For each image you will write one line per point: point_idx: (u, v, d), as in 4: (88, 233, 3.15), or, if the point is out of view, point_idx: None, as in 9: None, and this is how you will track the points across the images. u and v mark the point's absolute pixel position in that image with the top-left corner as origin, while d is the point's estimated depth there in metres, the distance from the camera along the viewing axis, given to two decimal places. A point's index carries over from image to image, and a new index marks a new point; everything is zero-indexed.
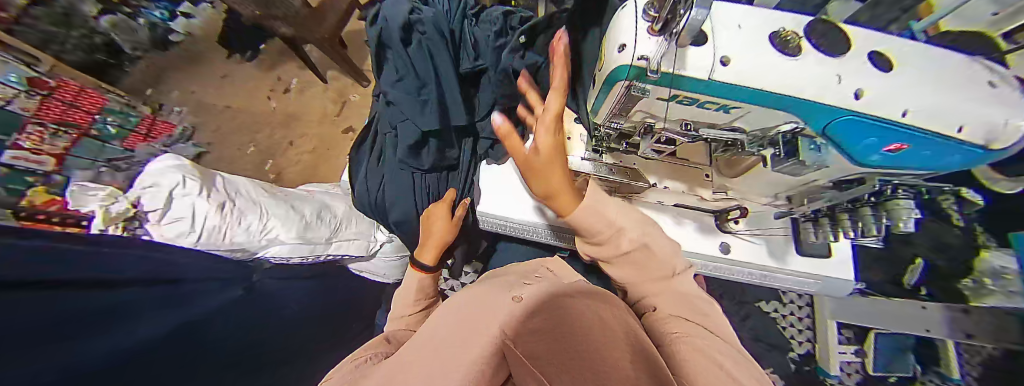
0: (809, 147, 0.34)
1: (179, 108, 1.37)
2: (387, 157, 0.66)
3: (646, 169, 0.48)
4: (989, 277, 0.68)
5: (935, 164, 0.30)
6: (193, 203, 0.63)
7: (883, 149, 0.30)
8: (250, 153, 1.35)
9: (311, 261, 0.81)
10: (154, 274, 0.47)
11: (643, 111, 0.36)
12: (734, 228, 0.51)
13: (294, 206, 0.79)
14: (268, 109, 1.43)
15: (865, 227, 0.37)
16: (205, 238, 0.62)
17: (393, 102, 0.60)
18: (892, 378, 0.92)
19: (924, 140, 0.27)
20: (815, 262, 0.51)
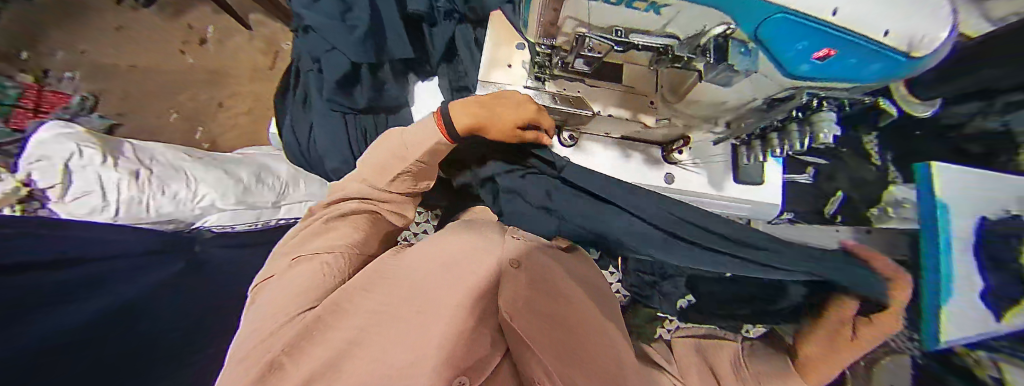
0: (738, 51, 0.27)
1: (69, 74, 1.12)
2: (314, 100, 0.63)
3: (591, 97, 0.42)
4: None
5: (863, 74, 0.25)
6: (98, 174, 0.55)
7: (811, 57, 0.24)
8: (174, 121, 1.16)
9: (259, 229, 0.74)
10: (48, 252, 0.43)
11: (573, 18, 0.29)
12: (681, 160, 0.52)
13: (228, 171, 0.71)
14: (186, 67, 1.22)
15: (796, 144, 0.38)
16: (124, 211, 0.55)
17: (314, 27, 0.57)
18: None
19: (856, 46, 0.21)
20: (751, 189, 0.53)
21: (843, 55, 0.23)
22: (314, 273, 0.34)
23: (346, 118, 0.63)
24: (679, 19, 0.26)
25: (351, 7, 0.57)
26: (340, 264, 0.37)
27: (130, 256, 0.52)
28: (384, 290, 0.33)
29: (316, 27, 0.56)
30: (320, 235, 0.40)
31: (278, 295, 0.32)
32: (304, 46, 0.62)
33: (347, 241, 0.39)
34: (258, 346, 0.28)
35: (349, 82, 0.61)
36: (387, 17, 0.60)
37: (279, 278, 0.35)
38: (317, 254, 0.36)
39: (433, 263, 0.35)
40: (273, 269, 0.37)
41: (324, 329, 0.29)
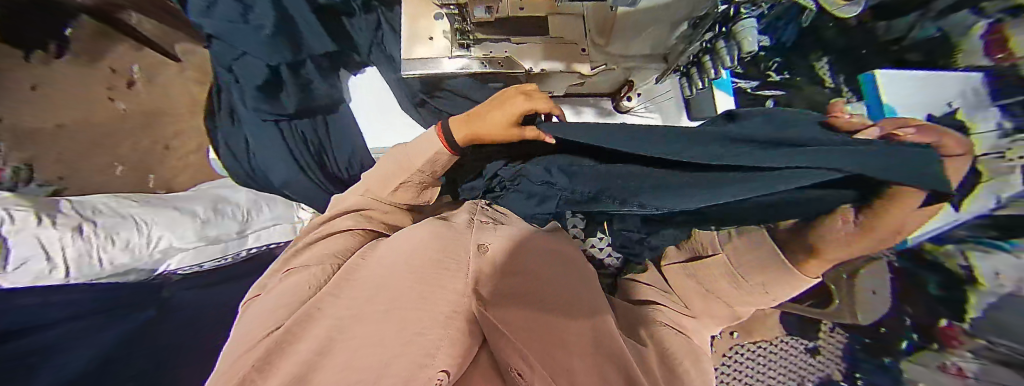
0: None
1: None
2: (241, 110, 0.72)
3: (518, 55, 0.42)
4: None
5: None
6: (38, 236, 0.52)
7: None
8: (121, 174, 1.06)
9: (232, 261, 0.76)
10: (13, 323, 0.41)
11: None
12: (630, 106, 0.58)
13: (179, 209, 0.71)
14: (118, 113, 1.12)
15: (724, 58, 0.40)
16: (78, 268, 0.54)
17: (219, 38, 0.64)
18: None
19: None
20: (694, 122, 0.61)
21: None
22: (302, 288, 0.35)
23: (279, 124, 0.73)
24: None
25: (250, 7, 0.63)
26: (323, 274, 0.38)
27: (93, 313, 0.51)
28: (355, 291, 0.33)
29: (218, 34, 0.63)
30: (306, 251, 0.43)
31: (257, 318, 0.32)
32: (219, 55, 0.68)
33: (331, 254, 0.41)
34: (240, 358, 0.27)
35: (272, 86, 0.71)
36: (298, 14, 0.68)
37: (264, 296, 0.36)
38: (299, 270, 0.38)
39: (399, 257, 0.36)
40: (264, 286, 0.39)
41: (297, 343, 0.27)
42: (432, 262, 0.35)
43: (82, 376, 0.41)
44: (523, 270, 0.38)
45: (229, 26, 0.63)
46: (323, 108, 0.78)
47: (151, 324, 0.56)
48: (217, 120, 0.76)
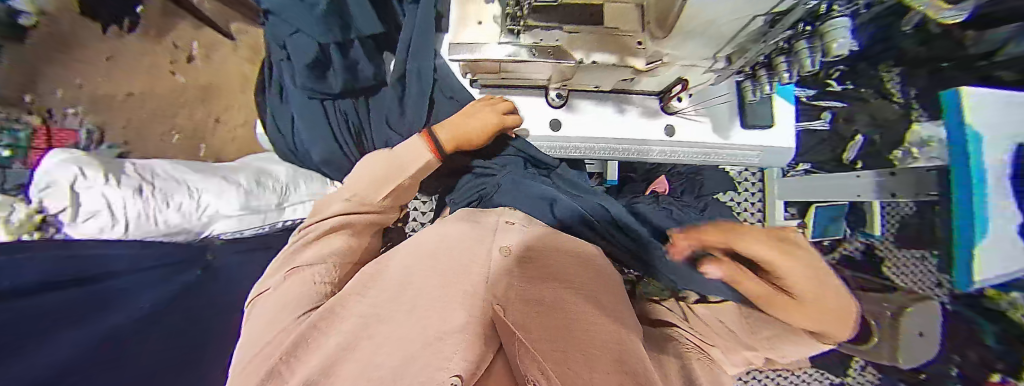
0: None
1: (70, 109, 1.12)
2: (290, 88, 0.71)
3: (571, 43, 0.38)
4: (917, 147, 0.78)
5: None
6: (104, 194, 0.54)
7: None
8: (176, 142, 1.17)
9: (266, 231, 0.79)
10: (66, 272, 0.42)
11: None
12: (681, 107, 0.55)
13: (225, 178, 0.72)
14: (178, 85, 1.23)
15: (803, 64, 0.36)
16: (135, 226, 0.56)
17: (277, 15, 0.66)
18: (827, 243, 1.07)
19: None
20: (755, 131, 0.56)
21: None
22: (304, 285, 0.35)
23: (324, 103, 0.71)
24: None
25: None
26: (329, 272, 0.38)
27: (141, 270, 0.54)
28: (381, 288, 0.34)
29: (274, 9, 0.65)
30: (310, 247, 0.40)
31: (274, 297, 0.35)
32: (275, 34, 0.69)
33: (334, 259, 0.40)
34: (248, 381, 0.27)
35: (320, 66, 0.68)
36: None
37: (272, 296, 0.35)
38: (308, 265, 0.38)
39: (416, 256, 0.37)
40: (268, 284, 0.38)
41: None
42: (454, 269, 0.35)
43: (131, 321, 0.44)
44: (534, 282, 0.34)
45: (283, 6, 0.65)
46: (366, 90, 0.76)
47: (187, 287, 0.58)
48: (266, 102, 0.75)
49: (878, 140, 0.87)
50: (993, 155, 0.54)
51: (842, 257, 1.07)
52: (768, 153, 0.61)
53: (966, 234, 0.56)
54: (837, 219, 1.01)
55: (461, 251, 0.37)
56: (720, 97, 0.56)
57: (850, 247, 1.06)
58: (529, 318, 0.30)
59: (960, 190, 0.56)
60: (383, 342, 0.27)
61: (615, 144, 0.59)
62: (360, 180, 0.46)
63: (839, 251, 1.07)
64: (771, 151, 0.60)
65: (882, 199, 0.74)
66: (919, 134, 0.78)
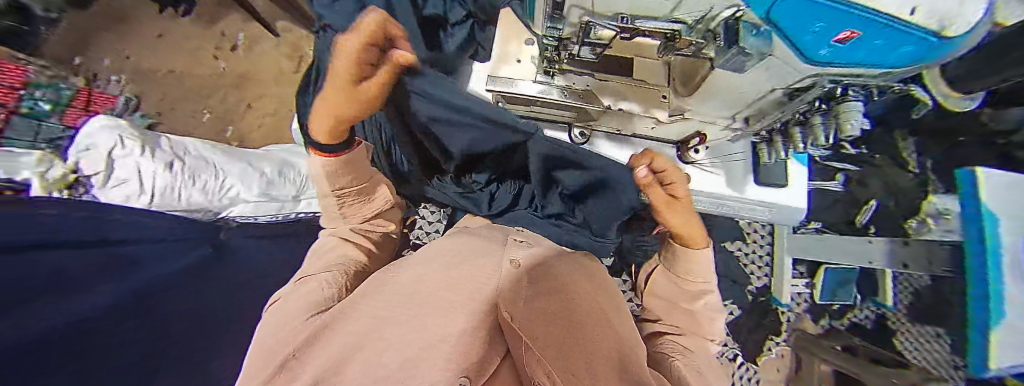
0: (751, 32, 0.26)
1: (116, 78, 1.20)
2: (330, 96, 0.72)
3: (600, 90, 0.42)
4: (931, 217, 0.78)
5: (881, 59, 0.24)
6: (138, 164, 0.58)
7: (831, 41, 0.23)
8: (206, 120, 1.23)
9: (283, 220, 0.79)
10: (108, 229, 0.47)
11: (580, 8, 0.30)
12: (696, 159, 0.56)
13: (251, 163, 0.74)
14: (217, 71, 1.29)
15: (820, 136, 0.42)
16: (161, 198, 0.59)
17: (329, 24, 0.64)
18: (835, 307, 1.03)
19: (874, 25, 0.20)
20: (769, 189, 0.58)
21: (867, 38, 0.22)
22: (318, 289, 0.38)
23: None
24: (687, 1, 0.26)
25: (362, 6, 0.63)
26: (335, 278, 0.41)
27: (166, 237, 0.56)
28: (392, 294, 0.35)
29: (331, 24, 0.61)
30: (323, 259, 0.44)
31: (282, 304, 0.37)
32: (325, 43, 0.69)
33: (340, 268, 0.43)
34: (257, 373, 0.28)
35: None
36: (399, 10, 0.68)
37: (284, 301, 0.37)
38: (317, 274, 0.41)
39: (424, 267, 0.39)
40: (282, 291, 0.40)
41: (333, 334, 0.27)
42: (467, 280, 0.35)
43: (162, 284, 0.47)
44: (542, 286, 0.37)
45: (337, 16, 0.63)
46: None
47: (202, 260, 0.58)
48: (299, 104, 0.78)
49: (891, 207, 0.86)
50: (1007, 244, 0.53)
51: (851, 324, 1.03)
52: (782, 211, 0.61)
53: (980, 313, 0.55)
54: (847, 284, 0.99)
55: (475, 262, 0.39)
56: (737, 155, 0.57)
57: (861, 315, 1.03)
58: (541, 323, 0.31)
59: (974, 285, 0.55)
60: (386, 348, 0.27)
61: None
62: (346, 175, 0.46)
63: (848, 317, 1.03)
64: (786, 210, 0.61)
65: (894, 268, 0.73)
66: (935, 205, 0.79)
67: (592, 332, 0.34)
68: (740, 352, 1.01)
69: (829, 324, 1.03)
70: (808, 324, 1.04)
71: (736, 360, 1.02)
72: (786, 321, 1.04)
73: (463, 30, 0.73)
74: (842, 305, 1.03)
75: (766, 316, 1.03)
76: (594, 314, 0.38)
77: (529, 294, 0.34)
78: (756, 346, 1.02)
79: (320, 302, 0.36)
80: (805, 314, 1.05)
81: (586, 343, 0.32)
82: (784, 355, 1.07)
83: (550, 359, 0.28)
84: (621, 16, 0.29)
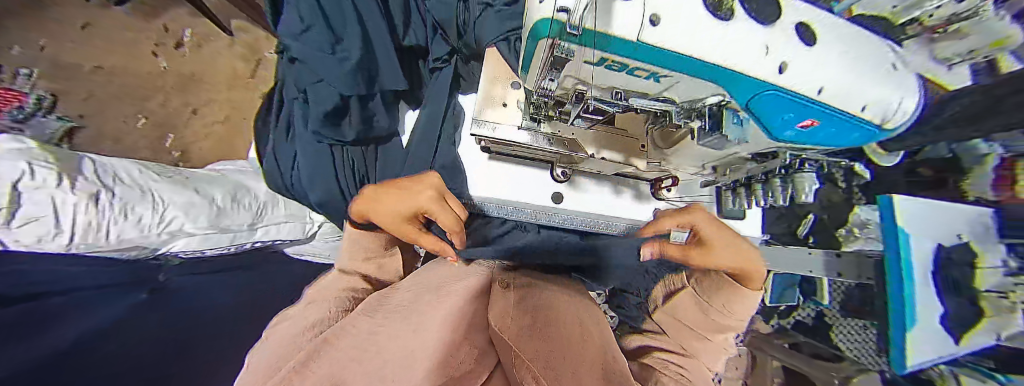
0: (732, 120, 0.39)
1: (25, 71, 0.93)
2: (299, 134, 0.70)
3: (583, 140, 0.49)
4: (855, 227, 0.83)
5: (843, 142, 0.36)
6: (53, 196, 0.46)
7: (796, 126, 0.34)
8: (142, 127, 1.06)
9: (234, 250, 0.75)
10: None
11: (572, 77, 0.36)
12: (668, 196, 0.67)
13: (200, 190, 0.68)
14: (158, 70, 1.14)
15: (776, 194, 0.46)
16: (82, 237, 0.49)
17: (301, 57, 0.60)
18: (783, 309, 1.15)
19: (826, 113, 0.31)
20: (730, 221, 0.69)
21: (823, 125, 0.33)
22: (326, 308, 0.41)
23: (331, 148, 0.72)
24: (677, 88, 0.35)
25: (340, 39, 0.61)
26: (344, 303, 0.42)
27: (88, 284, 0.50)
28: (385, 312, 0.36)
29: (303, 58, 0.59)
30: (326, 289, 0.46)
31: (284, 328, 0.37)
32: (297, 76, 0.65)
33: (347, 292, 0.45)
34: (264, 371, 0.28)
35: (337, 113, 0.67)
36: (378, 42, 0.66)
37: (292, 321, 0.38)
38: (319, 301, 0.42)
39: (418, 290, 0.40)
40: (285, 316, 0.41)
41: None
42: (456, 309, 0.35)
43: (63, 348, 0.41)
44: (521, 307, 0.38)
45: (313, 55, 0.59)
46: (377, 139, 0.78)
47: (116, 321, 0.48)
48: (272, 135, 0.74)
49: (825, 218, 0.90)
50: (912, 253, 0.63)
51: (796, 322, 1.12)
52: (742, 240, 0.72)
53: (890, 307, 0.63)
54: (792, 286, 1.05)
55: (453, 290, 0.39)
56: (704, 194, 0.68)
57: (803, 314, 1.13)
58: (530, 335, 0.31)
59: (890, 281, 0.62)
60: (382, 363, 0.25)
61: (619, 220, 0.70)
62: (362, 243, 0.50)
63: (793, 316, 1.12)
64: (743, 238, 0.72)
65: (829, 276, 0.80)
66: (859, 216, 0.83)
67: (580, 340, 0.35)
68: None
69: (778, 324, 1.16)
70: (760, 324, 1.20)
71: None
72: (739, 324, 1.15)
73: (449, 67, 0.75)
74: (788, 307, 1.14)
75: None
76: (584, 333, 0.38)
77: (517, 312, 0.36)
78: None
79: (327, 317, 0.38)
80: (755, 315, 1.17)
81: (572, 346, 0.33)
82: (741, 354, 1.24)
83: (537, 362, 0.27)
84: (616, 92, 0.37)
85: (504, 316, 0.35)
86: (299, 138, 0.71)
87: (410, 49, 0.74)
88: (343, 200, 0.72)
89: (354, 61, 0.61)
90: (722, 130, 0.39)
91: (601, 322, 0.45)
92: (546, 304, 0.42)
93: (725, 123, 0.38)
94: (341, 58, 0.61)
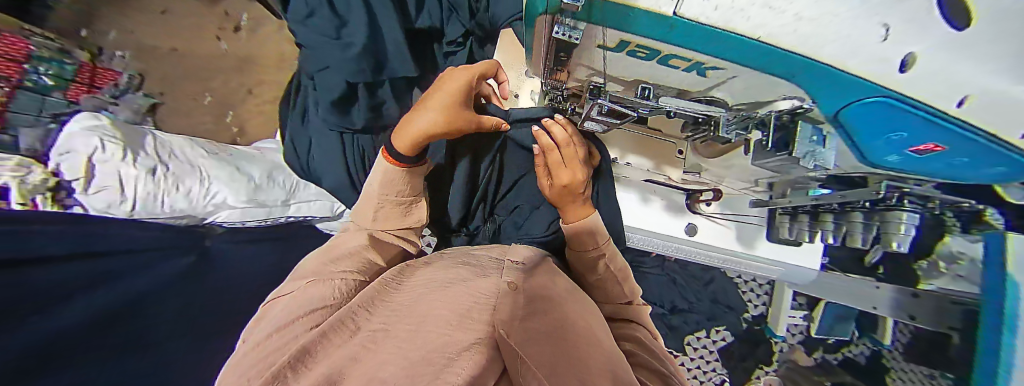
0: (810, 137, 0.35)
1: (120, 53, 1.10)
2: (311, 120, 0.74)
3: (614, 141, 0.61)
4: (943, 261, 0.64)
5: (979, 169, 0.29)
6: (119, 171, 0.55)
7: (910, 146, 0.28)
8: (207, 104, 1.18)
9: (273, 222, 0.81)
10: None
11: (586, 67, 0.35)
12: (706, 210, 0.68)
13: (240, 167, 0.73)
14: (220, 53, 1.22)
15: (853, 234, 0.50)
16: (142, 206, 0.57)
17: (309, 45, 0.62)
18: (830, 341, 1.04)
19: (963, 140, 0.25)
20: (781, 250, 0.68)
21: (948, 151, 0.27)
22: (329, 287, 0.37)
23: (342, 135, 0.74)
24: (732, 82, 0.30)
25: (346, 24, 0.62)
26: (347, 286, 0.38)
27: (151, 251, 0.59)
28: (387, 311, 0.34)
29: (310, 45, 0.61)
30: (335, 259, 0.41)
31: (273, 313, 0.34)
32: (305, 63, 0.67)
33: (354, 269, 0.41)
34: (257, 367, 0.27)
35: (345, 101, 0.69)
36: (384, 22, 0.64)
37: (294, 296, 0.36)
38: (320, 280, 0.37)
39: (423, 287, 0.37)
40: (289, 288, 0.38)
41: None
42: (460, 311, 0.31)
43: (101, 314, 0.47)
44: (524, 301, 0.34)
45: (317, 46, 0.61)
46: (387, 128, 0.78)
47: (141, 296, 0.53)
48: (287, 118, 0.78)
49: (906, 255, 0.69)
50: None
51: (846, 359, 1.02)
52: (794, 270, 0.71)
53: (991, 337, 0.49)
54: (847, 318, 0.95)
55: (456, 289, 0.35)
56: (753, 215, 0.67)
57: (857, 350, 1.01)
58: (532, 338, 0.29)
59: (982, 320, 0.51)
60: (389, 360, 0.25)
61: (657, 240, 0.71)
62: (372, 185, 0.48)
63: (843, 351, 1.02)
64: (795, 268, 0.70)
65: (897, 317, 0.69)
66: (951, 248, 0.62)
67: (582, 346, 0.31)
68: (727, 378, 1.05)
69: (823, 357, 1.03)
70: (800, 355, 1.05)
71: None
72: (778, 351, 1.06)
73: (463, 51, 0.73)
74: (836, 340, 1.03)
75: (759, 346, 1.05)
76: (598, 339, 0.34)
77: (522, 312, 0.32)
78: (745, 373, 1.05)
79: (332, 302, 0.35)
80: (799, 345, 1.06)
81: (581, 365, 0.28)
82: None
83: (544, 370, 0.25)
84: (642, 85, 0.34)
85: (512, 317, 0.30)
86: (312, 124, 0.74)
87: (422, 35, 0.74)
88: (352, 190, 0.75)
89: (359, 47, 0.62)
90: (793, 148, 0.35)
91: (609, 332, 0.39)
92: (558, 299, 0.37)
93: (796, 143, 0.35)
94: (349, 48, 0.62)
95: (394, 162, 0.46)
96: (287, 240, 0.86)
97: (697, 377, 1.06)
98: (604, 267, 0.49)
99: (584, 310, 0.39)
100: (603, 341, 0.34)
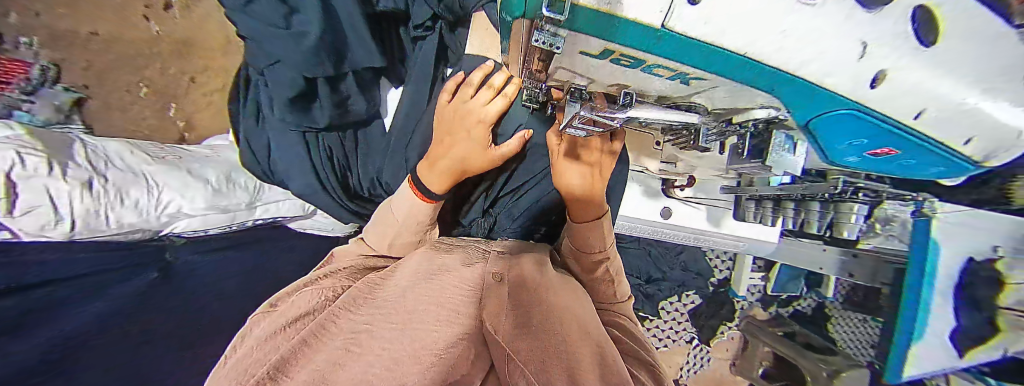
0: (783, 143, 0.37)
1: (25, 39, 0.92)
2: (268, 118, 0.68)
3: None
4: None
5: (918, 169, 0.32)
6: (47, 186, 0.49)
7: (868, 152, 0.30)
8: (144, 97, 1.04)
9: (239, 227, 0.77)
10: None
11: (564, 69, 0.31)
12: (681, 195, 0.70)
13: (192, 172, 0.68)
14: (150, 35, 1.04)
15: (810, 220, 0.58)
16: (83, 224, 0.52)
17: (253, 36, 0.56)
18: (785, 297, 1.14)
19: (914, 145, 0.27)
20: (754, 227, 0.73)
21: (901, 154, 0.29)
22: (316, 294, 0.38)
23: (306, 135, 0.68)
24: (713, 91, 0.30)
25: (296, 9, 0.55)
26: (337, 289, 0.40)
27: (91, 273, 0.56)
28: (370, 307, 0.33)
29: (254, 36, 0.55)
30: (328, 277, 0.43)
31: (260, 330, 0.34)
32: (253, 56, 0.60)
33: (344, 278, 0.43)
34: (243, 373, 0.27)
35: (304, 98, 0.64)
36: (346, 18, 0.60)
37: (280, 312, 0.36)
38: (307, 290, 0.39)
39: (411, 277, 0.38)
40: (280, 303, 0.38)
41: None
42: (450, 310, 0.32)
43: (49, 347, 0.46)
44: (512, 295, 0.35)
45: (264, 38, 0.55)
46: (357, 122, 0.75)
47: None
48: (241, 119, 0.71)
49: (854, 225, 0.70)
50: (948, 252, 0.50)
51: (795, 311, 1.14)
52: (754, 243, 0.77)
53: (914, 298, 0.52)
54: (797, 277, 1.06)
55: (442, 280, 0.36)
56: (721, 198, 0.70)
57: (805, 304, 1.13)
58: (521, 336, 0.30)
59: (909, 281, 0.53)
60: (373, 361, 0.26)
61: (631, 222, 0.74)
62: (399, 207, 0.52)
63: (794, 305, 1.14)
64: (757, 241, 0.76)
65: (840, 275, 0.78)
66: None
67: (570, 336, 0.32)
68: (695, 335, 1.17)
69: (777, 312, 1.15)
70: (757, 312, 1.16)
71: (692, 341, 1.18)
72: (739, 309, 1.16)
73: (432, 35, 0.68)
74: (790, 296, 1.13)
75: (724, 305, 1.15)
76: (593, 327, 0.35)
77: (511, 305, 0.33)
78: (711, 330, 1.16)
79: (314, 308, 0.36)
80: (757, 302, 1.16)
81: (565, 349, 0.29)
82: (734, 337, 1.21)
83: (531, 365, 0.27)
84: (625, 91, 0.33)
85: (501, 312, 0.33)
86: (270, 126, 0.69)
87: (387, 19, 0.69)
88: (323, 191, 0.71)
89: (314, 38, 0.56)
90: (765, 156, 0.38)
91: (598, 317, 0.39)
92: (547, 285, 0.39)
93: (772, 151, 0.37)
94: (303, 39, 0.55)
95: (430, 200, 0.52)
96: (258, 244, 0.83)
97: (669, 336, 1.17)
98: (602, 271, 0.52)
99: (573, 293, 0.41)
100: (590, 328, 0.35)
